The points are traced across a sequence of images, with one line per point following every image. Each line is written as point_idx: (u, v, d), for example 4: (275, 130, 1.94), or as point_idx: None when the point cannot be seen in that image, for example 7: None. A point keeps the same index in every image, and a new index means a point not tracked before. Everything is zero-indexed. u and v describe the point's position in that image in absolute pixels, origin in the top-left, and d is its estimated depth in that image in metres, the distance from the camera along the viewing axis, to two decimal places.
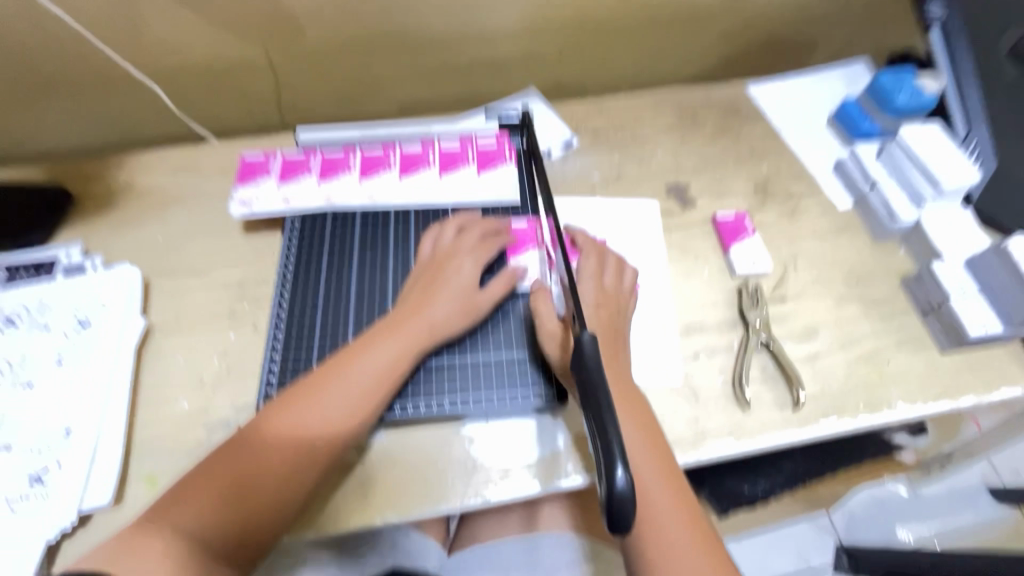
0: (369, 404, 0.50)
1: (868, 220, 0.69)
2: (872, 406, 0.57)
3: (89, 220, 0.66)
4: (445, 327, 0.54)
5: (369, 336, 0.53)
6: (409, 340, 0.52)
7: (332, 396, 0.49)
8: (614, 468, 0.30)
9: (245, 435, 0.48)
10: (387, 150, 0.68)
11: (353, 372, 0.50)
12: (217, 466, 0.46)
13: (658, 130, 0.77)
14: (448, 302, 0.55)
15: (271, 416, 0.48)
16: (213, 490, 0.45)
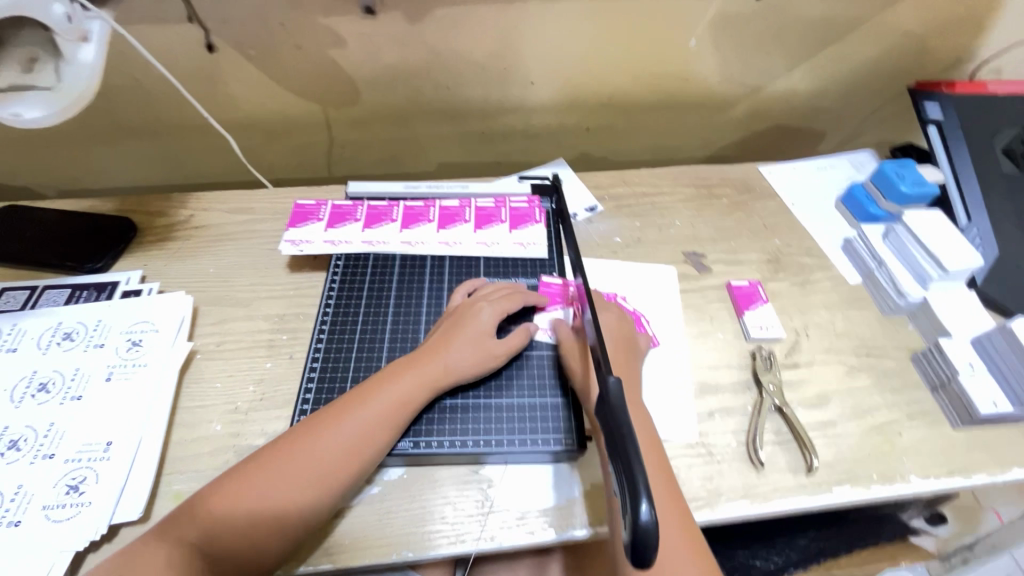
0: (381, 433, 0.52)
1: (877, 296, 0.72)
2: (886, 477, 0.57)
3: (149, 250, 0.72)
4: (460, 370, 0.57)
5: (392, 370, 0.56)
6: (424, 378, 0.55)
7: (349, 423, 0.51)
8: (638, 502, 0.33)
9: (256, 457, 0.50)
10: (428, 207, 0.75)
11: (371, 403, 0.53)
12: (236, 482, 0.49)
13: (677, 201, 0.83)
14: (467, 347, 0.58)
15: (284, 440, 0.51)
16: (219, 508, 0.47)
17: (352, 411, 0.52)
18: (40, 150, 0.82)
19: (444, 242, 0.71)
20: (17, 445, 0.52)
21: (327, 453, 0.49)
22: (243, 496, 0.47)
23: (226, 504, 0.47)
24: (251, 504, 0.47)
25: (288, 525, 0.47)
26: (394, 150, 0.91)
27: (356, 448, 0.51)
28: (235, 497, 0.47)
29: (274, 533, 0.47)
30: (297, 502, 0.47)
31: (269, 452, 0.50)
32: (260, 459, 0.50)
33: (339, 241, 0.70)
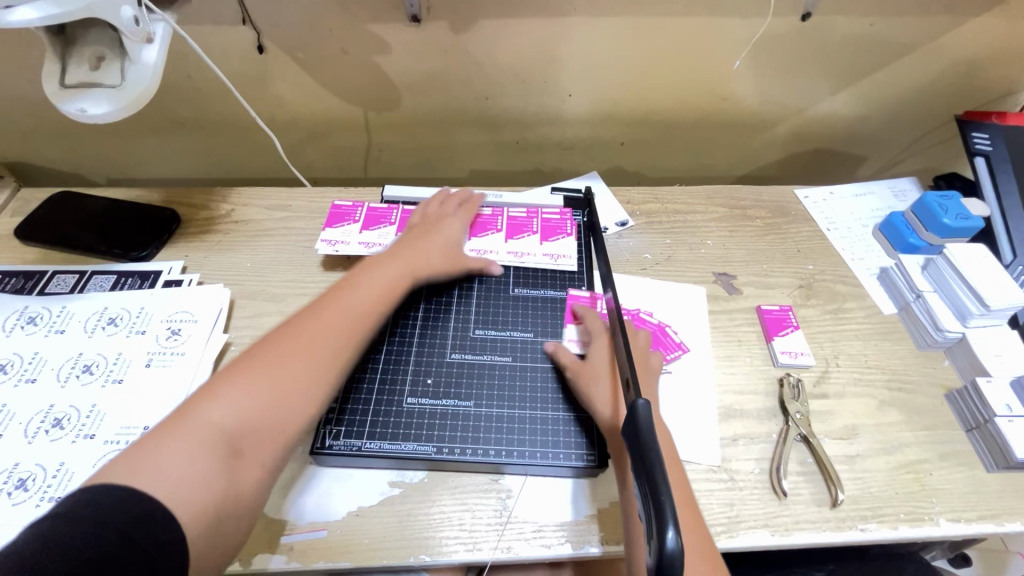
0: (378, 305, 0.58)
1: (912, 329, 0.71)
2: (914, 518, 0.56)
3: (191, 241, 0.75)
4: (436, 265, 0.65)
5: (373, 262, 0.62)
6: (407, 266, 0.63)
7: (346, 297, 0.57)
8: (665, 528, 0.32)
9: (241, 357, 0.50)
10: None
11: (361, 283, 0.59)
12: (237, 367, 0.49)
13: (709, 221, 0.82)
14: (441, 246, 0.67)
15: (270, 336, 0.52)
16: (224, 400, 0.46)
17: (345, 289, 0.58)
18: (93, 139, 0.86)
19: (475, 249, 0.72)
20: (60, 423, 0.54)
21: (331, 323, 0.54)
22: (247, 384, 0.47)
23: (229, 392, 0.46)
24: (261, 387, 0.47)
25: (308, 394, 0.49)
26: (430, 154, 0.92)
27: (357, 324, 0.56)
28: (238, 386, 0.47)
29: (292, 412, 0.48)
30: (312, 367, 0.50)
31: (259, 348, 0.51)
32: (254, 354, 0.50)
33: (373, 244, 0.71)
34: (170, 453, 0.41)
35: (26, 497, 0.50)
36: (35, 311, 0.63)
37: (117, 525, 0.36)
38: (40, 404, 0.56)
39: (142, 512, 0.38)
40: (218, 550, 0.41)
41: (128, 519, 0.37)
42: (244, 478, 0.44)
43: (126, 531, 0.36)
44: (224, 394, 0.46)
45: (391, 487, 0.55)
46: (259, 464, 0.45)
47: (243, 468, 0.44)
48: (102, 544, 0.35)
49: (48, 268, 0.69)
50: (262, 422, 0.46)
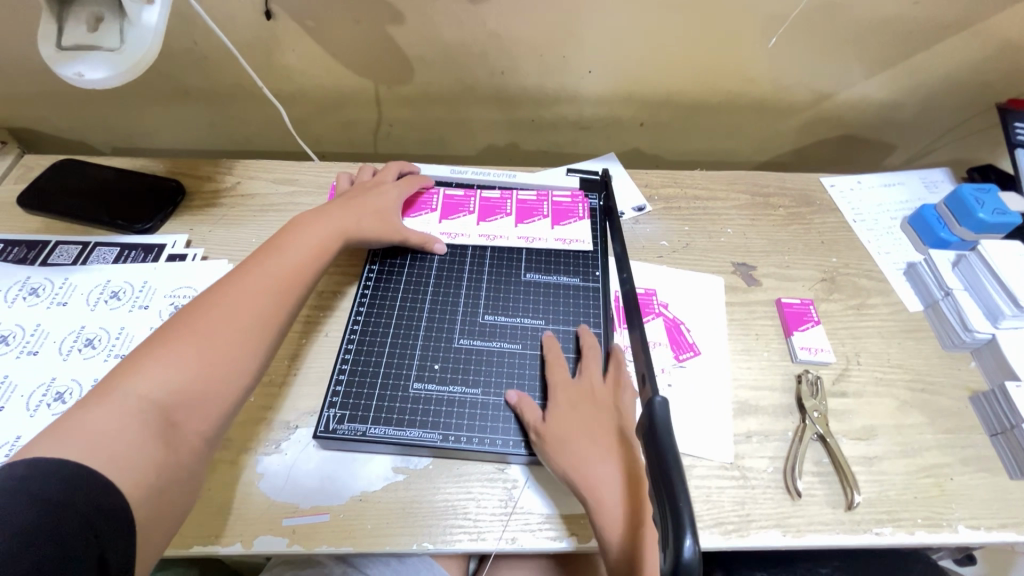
0: (308, 272, 0.57)
1: (938, 327, 0.68)
2: (932, 523, 0.54)
3: (195, 213, 0.73)
4: (370, 231, 0.64)
5: (299, 228, 0.61)
6: (338, 232, 0.61)
7: (272, 263, 0.56)
8: (682, 535, 0.31)
9: (158, 331, 0.48)
10: (468, 196, 0.74)
11: (292, 249, 0.58)
12: (161, 337, 0.47)
13: (730, 207, 0.79)
14: (374, 212, 0.65)
15: (187, 308, 0.50)
16: (145, 374, 0.44)
17: (271, 256, 0.56)
18: (96, 105, 0.84)
19: (483, 235, 0.70)
20: (62, 397, 0.54)
21: (257, 288, 0.53)
22: (168, 356, 0.46)
23: (149, 364, 0.45)
24: (184, 358, 0.46)
25: (239, 361, 0.49)
26: (441, 130, 0.89)
27: (283, 289, 0.54)
28: (158, 359, 0.45)
29: (222, 380, 0.47)
30: (242, 332, 0.50)
31: (175, 322, 0.49)
32: (174, 327, 0.48)
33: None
34: (95, 428, 0.40)
35: None
36: (37, 282, 0.62)
37: (59, 498, 0.35)
38: (42, 377, 0.55)
39: (87, 485, 0.36)
40: (167, 515, 0.41)
41: (70, 491, 0.35)
42: (181, 445, 0.43)
43: (74, 506, 0.35)
44: (149, 365, 0.45)
45: (395, 473, 0.54)
46: (194, 432, 0.45)
47: (179, 436, 0.43)
48: (45, 519, 0.33)
49: (51, 238, 0.68)
50: (189, 391, 0.45)
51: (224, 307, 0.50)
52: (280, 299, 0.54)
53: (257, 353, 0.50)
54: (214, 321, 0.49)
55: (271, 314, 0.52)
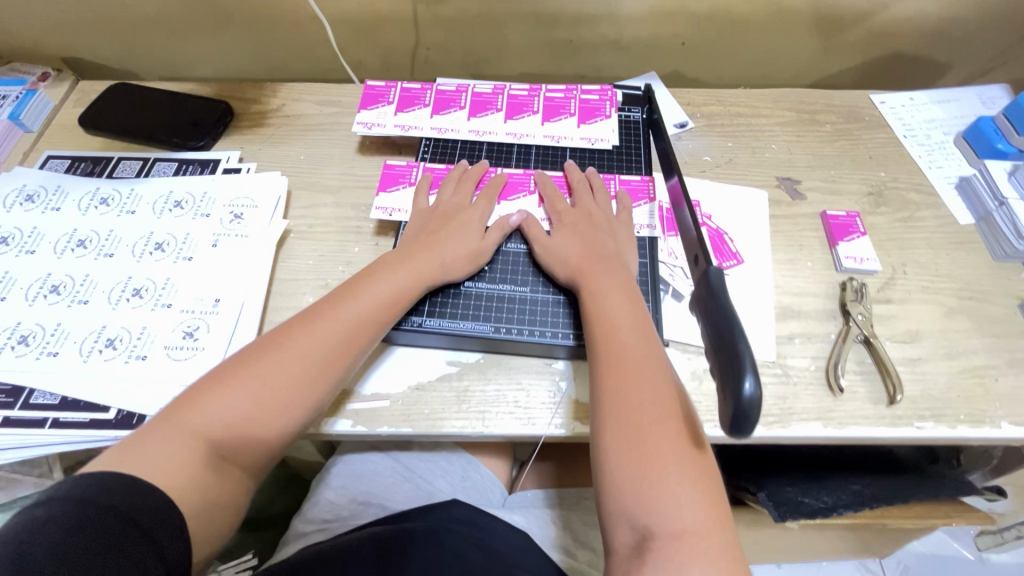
0: (375, 321, 0.52)
1: (989, 238, 0.67)
2: (975, 419, 0.55)
3: (245, 133, 0.75)
4: (452, 268, 0.57)
5: (384, 262, 0.56)
6: (419, 273, 0.55)
7: (345, 309, 0.52)
8: (743, 378, 0.33)
9: (228, 369, 0.48)
10: (528, 175, 0.66)
11: (367, 291, 0.53)
12: (232, 377, 0.47)
13: (774, 124, 0.78)
14: (460, 246, 0.58)
15: (262, 352, 0.48)
16: (208, 413, 0.45)
17: (348, 298, 0.52)
18: (141, 34, 0.85)
19: (510, 132, 0.69)
20: (139, 293, 0.58)
21: (323, 336, 0.50)
22: (231, 402, 0.46)
23: (216, 403, 0.45)
24: (245, 398, 0.46)
25: (290, 412, 0.47)
26: (478, 54, 0.89)
27: (355, 338, 0.51)
28: (224, 386, 0.46)
29: (273, 427, 0.47)
30: (297, 389, 0.47)
31: (252, 354, 0.49)
32: (248, 360, 0.48)
33: (410, 126, 0.69)
34: (157, 459, 0.42)
35: (115, 354, 0.54)
36: (106, 192, 0.65)
37: (117, 508, 0.38)
38: (120, 276, 0.59)
39: (132, 494, 0.39)
40: (216, 527, 0.44)
41: (127, 502, 0.39)
42: (230, 478, 0.45)
43: (131, 515, 0.38)
44: (211, 404, 0.45)
45: (449, 365, 0.57)
46: (242, 466, 0.46)
47: (227, 473, 0.45)
48: (99, 524, 0.37)
49: (113, 154, 0.70)
50: (244, 433, 0.45)
51: (290, 362, 0.48)
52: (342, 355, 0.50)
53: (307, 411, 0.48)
54: (276, 376, 0.47)
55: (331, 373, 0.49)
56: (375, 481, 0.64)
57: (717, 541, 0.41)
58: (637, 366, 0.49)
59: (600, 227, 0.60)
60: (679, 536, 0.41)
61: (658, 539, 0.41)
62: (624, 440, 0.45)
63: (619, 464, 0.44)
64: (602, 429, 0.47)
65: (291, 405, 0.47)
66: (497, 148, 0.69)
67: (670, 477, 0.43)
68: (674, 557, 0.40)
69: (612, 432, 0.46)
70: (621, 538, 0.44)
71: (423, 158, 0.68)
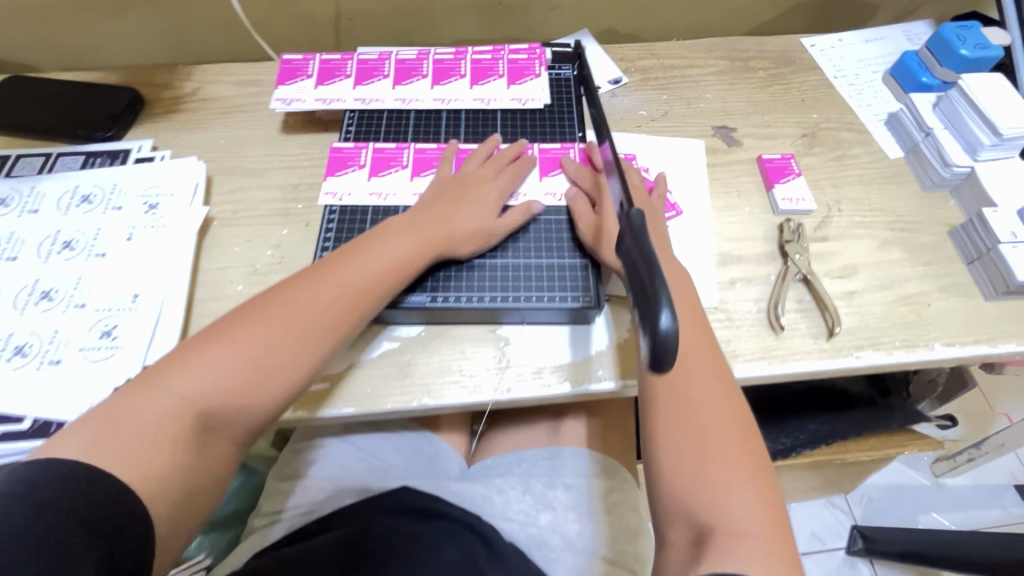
0: (378, 289, 0.51)
1: (918, 169, 0.68)
2: (909, 344, 0.57)
3: (158, 121, 0.70)
4: (462, 237, 0.55)
5: (393, 225, 0.55)
6: (428, 241, 0.54)
7: (346, 274, 0.50)
8: (659, 312, 0.32)
9: (227, 330, 0.46)
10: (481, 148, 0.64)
11: (371, 255, 0.52)
12: (230, 339, 0.45)
13: (708, 73, 0.77)
14: (470, 217, 0.56)
15: (263, 316, 0.47)
16: (206, 375, 0.43)
17: (353, 262, 0.51)
18: (34, 22, 0.79)
19: (438, 99, 0.66)
20: (49, 296, 0.54)
21: (323, 303, 0.48)
22: (224, 366, 0.44)
23: (211, 364, 0.44)
24: (245, 368, 0.44)
25: (285, 385, 0.46)
26: (405, 22, 0.85)
27: (357, 306, 0.50)
28: (226, 356, 0.44)
29: (267, 399, 0.45)
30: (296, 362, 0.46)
31: (260, 316, 0.47)
32: (255, 322, 0.46)
33: (330, 99, 0.66)
34: (142, 423, 0.41)
35: (26, 362, 0.50)
36: (5, 192, 0.61)
37: (65, 505, 0.36)
38: (25, 279, 0.55)
39: (86, 486, 0.37)
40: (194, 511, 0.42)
41: (75, 495, 0.36)
42: (215, 450, 0.43)
43: (79, 513, 0.36)
44: (203, 367, 0.44)
45: (389, 342, 0.55)
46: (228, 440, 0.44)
47: (213, 443, 0.43)
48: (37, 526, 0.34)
49: (11, 152, 0.65)
50: (231, 400, 0.44)
51: (291, 334, 0.46)
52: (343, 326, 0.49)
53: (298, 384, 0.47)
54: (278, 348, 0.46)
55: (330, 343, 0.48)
56: (326, 466, 0.63)
57: (774, 540, 0.41)
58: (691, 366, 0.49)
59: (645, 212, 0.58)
60: (734, 532, 0.41)
61: (716, 533, 0.41)
62: (688, 448, 0.45)
63: (681, 469, 0.45)
64: (661, 430, 0.47)
65: (282, 378, 0.46)
66: (426, 116, 0.67)
67: (736, 481, 0.43)
68: (732, 552, 0.39)
69: (680, 438, 0.46)
70: (676, 536, 0.44)
71: (345, 135, 0.66)
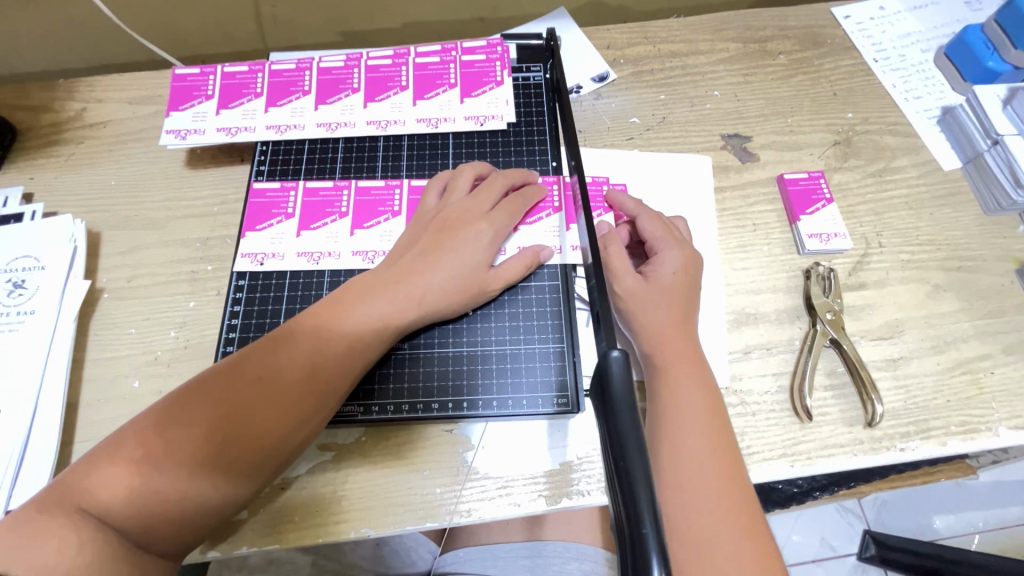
0: (336, 376, 0.40)
1: (979, 187, 0.54)
2: (967, 429, 0.45)
3: (34, 157, 0.57)
4: (440, 301, 0.44)
5: (365, 284, 0.43)
6: (401, 310, 0.42)
7: (297, 359, 0.39)
8: (646, 568, 0.23)
9: (150, 438, 0.35)
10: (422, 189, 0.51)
11: (334, 330, 0.41)
12: (152, 452, 0.35)
13: (716, 62, 0.62)
14: (451, 275, 0.44)
15: (194, 421, 0.36)
16: (113, 495, 0.34)
17: (309, 341, 0.40)
18: None
19: (373, 121, 0.53)
20: None
21: (265, 400, 0.38)
22: (136, 487, 0.34)
23: (122, 482, 0.34)
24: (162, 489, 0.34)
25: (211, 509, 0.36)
26: (341, 6, 0.70)
27: (307, 401, 0.39)
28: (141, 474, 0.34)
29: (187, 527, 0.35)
30: (223, 481, 0.36)
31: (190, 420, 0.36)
32: (184, 426, 0.36)
33: (236, 128, 0.52)
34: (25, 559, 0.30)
35: None
36: None
37: None
38: None
39: None
40: None
41: None
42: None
43: None
44: (116, 486, 0.34)
45: (321, 452, 0.44)
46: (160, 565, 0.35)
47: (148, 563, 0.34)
48: None
49: None
50: (159, 525, 0.34)
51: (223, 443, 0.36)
52: (289, 429, 0.38)
53: (227, 507, 0.37)
54: (204, 467, 0.36)
55: (274, 453, 0.38)
56: None
57: None
58: (716, 504, 0.36)
59: (693, 299, 0.45)
60: None
61: None
62: None
63: None
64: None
65: (202, 504, 0.36)
66: (360, 142, 0.53)
67: None
68: None
69: None
70: None
71: (260, 173, 0.52)
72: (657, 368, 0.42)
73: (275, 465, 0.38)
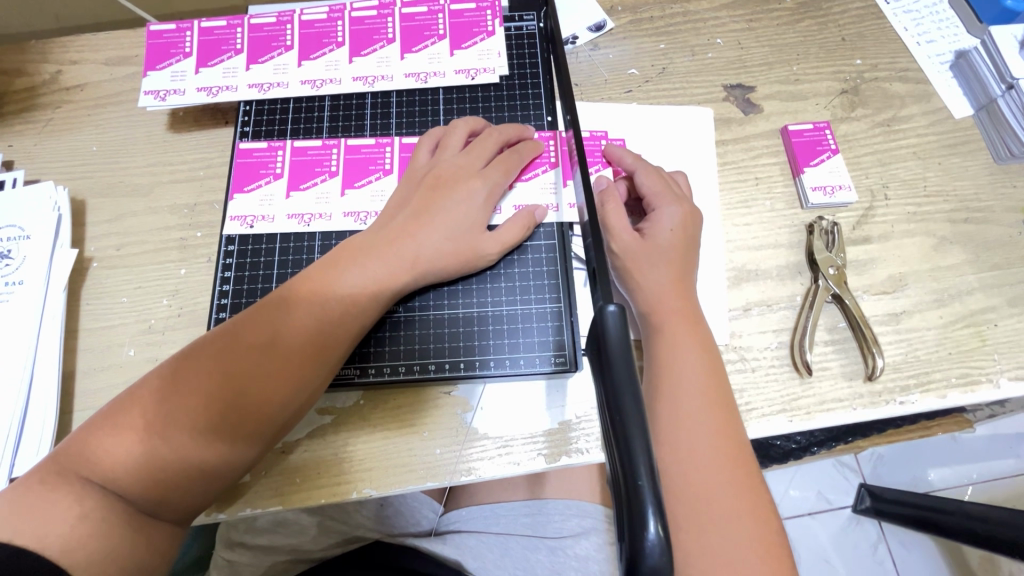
0: (331, 341, 0.39)
1: (991, 135, 0.52)
2: (968, 381, 0.45)
3: (9, 124, 0.55)
4: (434, 263, 0.43)
5: (357, 247, 0.42)
6: (395, 273, 0.42)
7: (290, 324, 0.39)
8: (641, 521, 0.23)
9: (148, 405, 0.35)
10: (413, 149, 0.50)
11: (326, 295, 0.40)
12: (149, 420, 0.35)
13: (718, 7, 0.58)
14: (445, 236, 0.43)
15: (190, 389, 0.36)
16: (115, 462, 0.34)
17: (302, 306, 0.39)
18: None
19: (359, 77, 0.51)
20: None
21: (261, 367, 0.37)
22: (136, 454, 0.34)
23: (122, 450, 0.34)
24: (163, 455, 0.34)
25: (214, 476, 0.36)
26: None
27: (303, 367, 0.38)
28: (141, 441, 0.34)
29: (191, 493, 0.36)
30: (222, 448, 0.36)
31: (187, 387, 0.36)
32: (180, 394, 0.36)
33: (218, 87, 0.50)
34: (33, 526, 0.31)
35: None
36: None
37: None
38: None
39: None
40: None
41: None
42: None
43: None
44: (116, 454, 0.34)
45: (319, 415, 0.44)
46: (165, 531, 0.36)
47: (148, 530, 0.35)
48: None
49: None
50: (164, 492, 0.35)
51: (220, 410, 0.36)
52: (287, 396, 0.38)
53: (229, 473, 0.37)
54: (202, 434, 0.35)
55: (273, 420, 0.38)
56: (279, 532, 0.55)
57: None
58: (714, 461, 0.36)
59: (692, 256, 0.44)
60: None
61: None
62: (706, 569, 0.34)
63: None
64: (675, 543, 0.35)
65: (203, 471, 0.35)
66: (347, 100, 0.51)
67: None
68: None
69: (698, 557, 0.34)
70: None
71: (245, 135, 0.51)
72: (654, 327, 0.41)
73: (273, 432, 0.38)
